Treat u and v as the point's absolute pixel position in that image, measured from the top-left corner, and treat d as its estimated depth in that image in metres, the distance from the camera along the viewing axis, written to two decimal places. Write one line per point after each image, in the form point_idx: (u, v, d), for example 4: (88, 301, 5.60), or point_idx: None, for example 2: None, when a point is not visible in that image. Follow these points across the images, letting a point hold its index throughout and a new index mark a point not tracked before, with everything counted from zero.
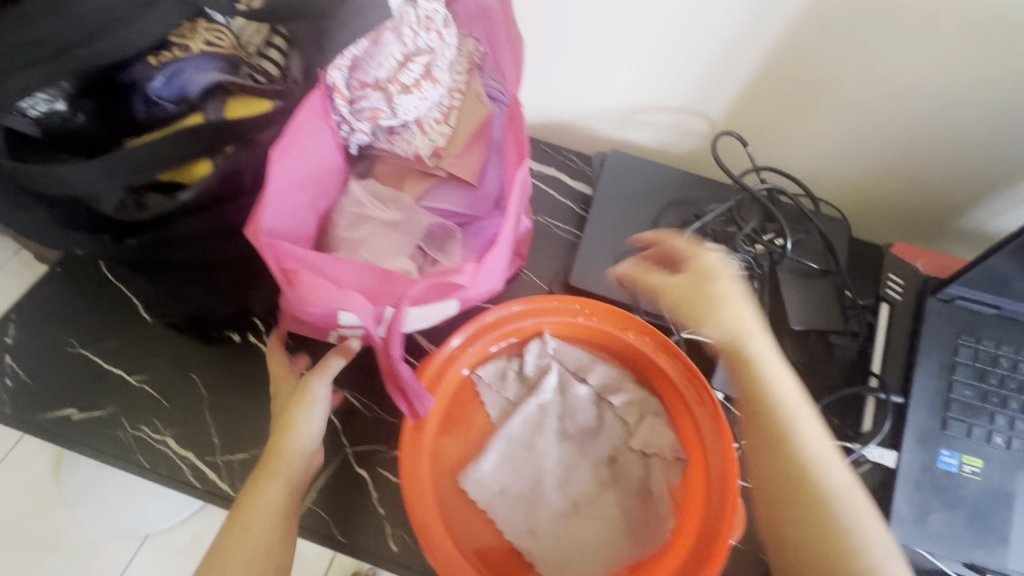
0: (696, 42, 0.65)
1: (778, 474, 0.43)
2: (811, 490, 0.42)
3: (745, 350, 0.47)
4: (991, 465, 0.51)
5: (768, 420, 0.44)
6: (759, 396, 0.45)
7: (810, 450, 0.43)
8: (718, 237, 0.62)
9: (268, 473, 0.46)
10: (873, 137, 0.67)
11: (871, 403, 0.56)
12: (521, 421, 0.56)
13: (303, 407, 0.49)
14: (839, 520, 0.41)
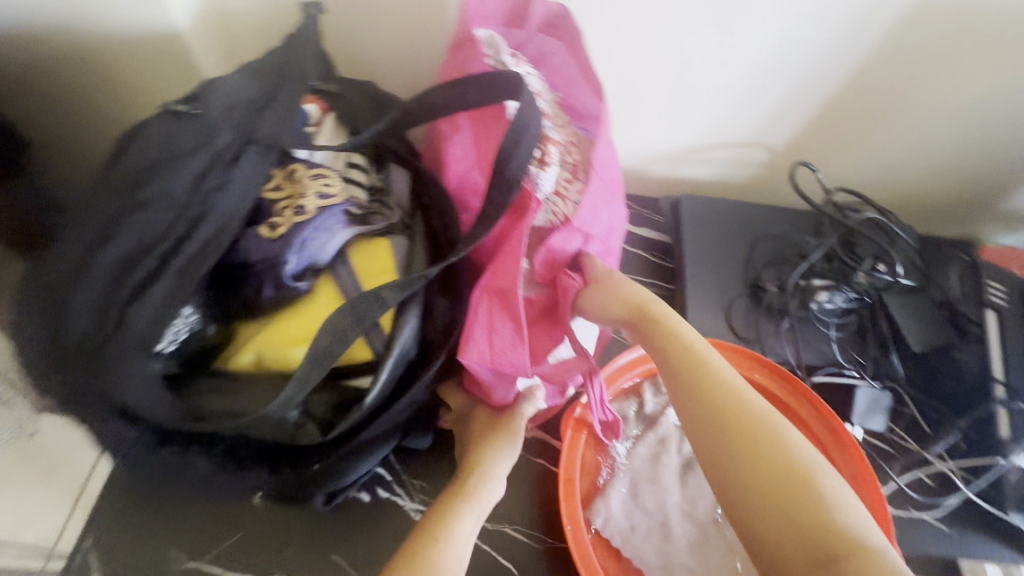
0: (759, 79, 0.63)
1: (758, 465, 0.39)
2: (802, 487, 0.37)
3: (692, 353, 0.46)
4: None
5: (734, 416, 0.41)
6: (721, 391, 0.43)
7: (786, 441, 0.39)
8: (830, 275, 0.63)
9: (468, 498, 0.44)
10: (934, 147, 0.68)
11: (1005, 414, 0.57)
12: (642, 453, 0.57)
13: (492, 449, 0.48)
14: (793, 450, 0.39)
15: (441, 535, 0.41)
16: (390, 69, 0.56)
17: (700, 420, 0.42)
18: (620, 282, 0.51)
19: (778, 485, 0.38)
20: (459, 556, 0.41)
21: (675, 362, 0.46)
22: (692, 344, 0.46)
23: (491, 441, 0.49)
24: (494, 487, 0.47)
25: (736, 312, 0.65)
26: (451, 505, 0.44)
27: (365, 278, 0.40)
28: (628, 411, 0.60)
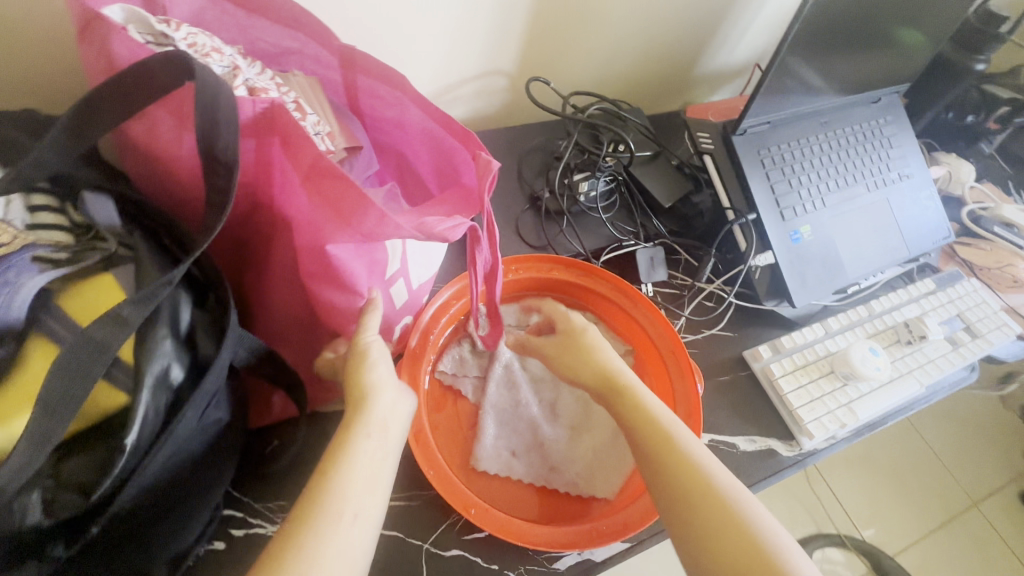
0: (469, 14, 0.66)
1: (706, 524, 0.42)
2: (730, 524, 0.41)
3: (643, 410, 0.49)
4: (816, 224, 0.74)
5: (681, 471, 0.44)
6: (670, 446, 0.46)
7: (722, 485, 0.43)
8: (582, 166, 0.72)
9: (360, 419, 0.42)
10: (628, 36, 0.79)
11: (737, 228, 0.71)
12: (496, 387, 0.60)
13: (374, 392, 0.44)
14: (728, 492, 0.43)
15: (339, 464, 0.40)
16: (59, 86, 0.49)
17: (654, 479, 0.45)
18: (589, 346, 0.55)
19: (722, 531, 0.41)
20: (362, 476, 0.40)
21: (636, 425, 0.48)
22: (643, 408, 0.49)
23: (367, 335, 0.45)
24: (383, 399, 0.44)
25: (525, 225, 0.70)
26: (344, 436, 0.42)
27: (85, 318, 0.35)
28: (464, 354, 0.62)
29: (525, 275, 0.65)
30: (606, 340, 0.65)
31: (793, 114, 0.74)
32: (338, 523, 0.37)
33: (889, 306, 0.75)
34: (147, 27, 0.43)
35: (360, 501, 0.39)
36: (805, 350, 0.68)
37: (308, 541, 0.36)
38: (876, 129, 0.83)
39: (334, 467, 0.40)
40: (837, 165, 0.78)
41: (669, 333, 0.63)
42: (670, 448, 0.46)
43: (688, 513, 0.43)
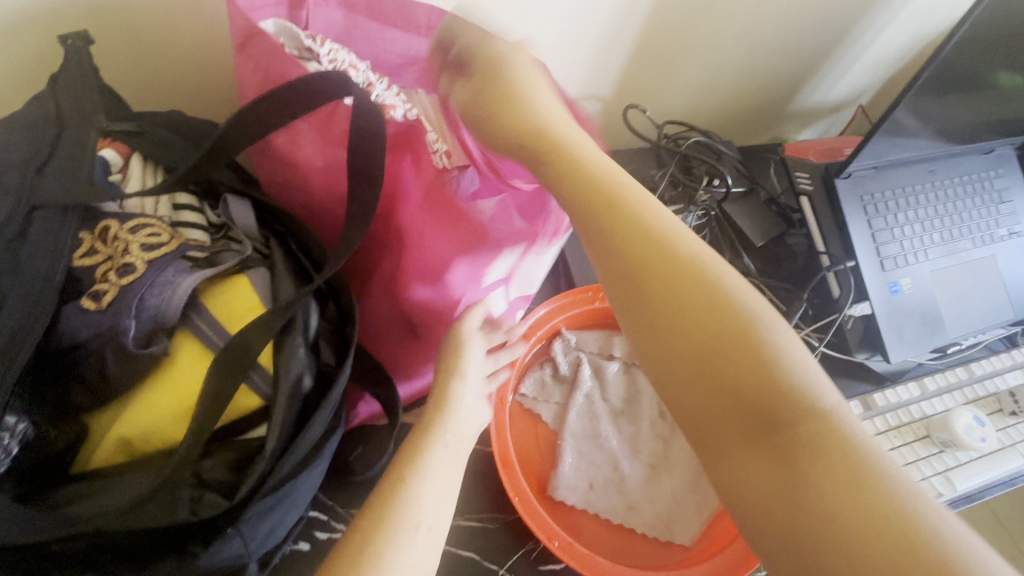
0: (575, 40, 0.67)
1: (688, 340, 0.30)
2: (711, 318, 0.30)
3: (605, 189, 0.34)
4: (917, 277, 0.70)
5: (653, 271, 0.31)
6: (643, 238, 0.32)
7: (700, 274, 0.31)
8: (678, 199, 0.72)
9: (436, 431, 0.43)
10: (727, 69, 0.78)
11: (832, 275, 0.68)
12: (576, 415, 0.59)
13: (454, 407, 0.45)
14: (709, 283, 0.31)
15: (426, 452, 0.41)
16: (199, 87, 0.51)
17: (617, 278, 0.32)
18: (523, 90, 0.43)
19: (699, 331, 0.29)
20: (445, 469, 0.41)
21: (581, 184, 0.35)
22: (601, 178, 0.35)
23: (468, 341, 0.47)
24: (462, 419, 0.45)
25: None
26: (419, 444, 0.42)
27: (231, 323, 0.36)
28: (545, 378, 0.61)
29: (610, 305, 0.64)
30: None
31: (901, 159, 0.71)
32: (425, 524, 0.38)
33: (991, 371, 0.70)
34: (296, 41, 0.46)
35: (433, 514, 0.38)
36: (898, 410, 0.65)
37: (383, 542, 0.35)
38: (986, 181, 0.78)
39: (421, 458, 0.41)
40: (942, 217, 0.74)
41: None
42: (619, 216, 0.33)
43: (654, 305, 0.31)
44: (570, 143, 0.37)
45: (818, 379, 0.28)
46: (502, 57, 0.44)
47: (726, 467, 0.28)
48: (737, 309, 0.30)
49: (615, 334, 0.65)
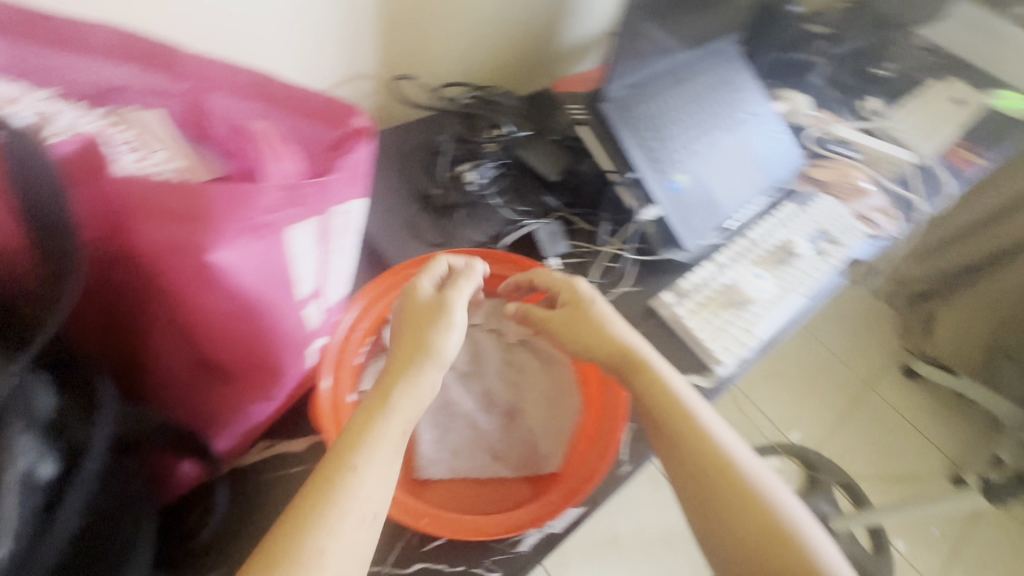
0: (311, 22, 0.64)
1: (700, 474, 0.47)
2: (756, 513, 0.45)
3: (638, 360, 0.53)
4: (688, 172, 0.80)
5: (717, 478, 0.47)
6: (708, 454, 0.48)
7: (752, 484, 0.46)
8: (468, 154, 0.74)
9: (392, 404, 0.45)
10: (482, 20, 0.79)
11: (623, 189, 0.75)
12: None
13: (425, 359, 0.48)
14: (757, 491, 0.46)
15: (356, 463, 0.41)
16: None
17: (686, 484, 0.48)
18: (591, 308, 0.56)
19: (749, 527, 0.44)
20: (382, 471, 0.42)
21: (659, 408, 0.51)
22: (675, 398, 0.51)
23: (425, 328, 0.50)
24: (428, 381, 0.47)
25: (420, 225, 0.69)
26: (382, 406, 0.45)
27: None
28: (386, 367, 0.60)
29: None
30: None
31: (646, 76, 0.80)
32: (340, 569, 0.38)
33: (765, 232, 0.83)
34: None
35: (371, 493, 0.41)
36: (699, 289, 0.74)
37: (319, 525, 0.38)
38: (722, 76, 0.91)
39: (376, 432, 0.43)
40: (697, 115, 0.84)
41: None
42: (696, 438, 0.49)
43: (716, 498, 0.46)
44: (635, 348, 0.54)
45: (798, 515, 0.45)
46: (564, 293, 0.58)
47: None
48: (779, 513, 0.45)
49: None
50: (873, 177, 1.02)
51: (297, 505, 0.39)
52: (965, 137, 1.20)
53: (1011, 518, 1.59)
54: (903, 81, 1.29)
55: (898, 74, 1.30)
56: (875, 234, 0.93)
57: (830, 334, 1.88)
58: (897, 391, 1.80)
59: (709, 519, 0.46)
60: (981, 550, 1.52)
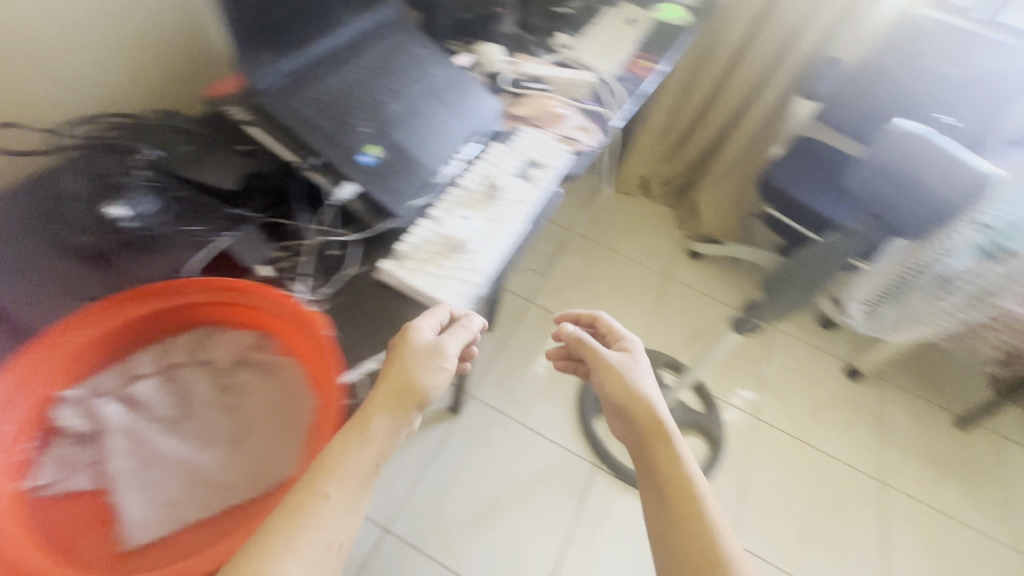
0: None
1: (672, 509, 0.69)
2: (704, 534, 0.66)
3: (656, 423, 0.76)
4: (379, 142, 0.82)
5: (686, 511, 0.68)
6: (683, 496, 0.69)
7: (710, 520, 0.67)
8: (115, 190, 0.67)
9: (360, 436, 0.52)
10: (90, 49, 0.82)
11: (312, 172, 0.75)
12: (120, 456, 0.53)
13: (404, 389, 0.56)
14: (714, 527, 0.66)
15: (326, 495, 0.48)
16: None
17: (662, 511, 0.69)
18: (620, 367, 0.82)
19: (695, 545, 0.65)
20: (343, 507, 0.49)
21: (651, 453, 0.74)
22: (670, 456, 0.73)
23: (416, 367, 0.58)
24: (411, 410, 0.56)
25: (74, 279, 0.63)
26: (363, 431, 0.53)
27: None
28: (68, 447, 0.53)
29: (95, 329, 0.56)
30: (231, 344, 0.62)
31: (304, 65, 0.81)
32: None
33: (475, 175, 0.89)
34: None
35: (335, 528, 0.48)
36: (418, 248, 0.76)
37: (279, 555, 0.45)
38: (393, 49, 0.96)
39: (346, 460, 0.51)
40: (376, 90, 0.88)
41: (274, 298, 0.62)
42: (679, 482, 0.70)
43: (681, 526, 0.67)
44: (655, 413, 0.76)
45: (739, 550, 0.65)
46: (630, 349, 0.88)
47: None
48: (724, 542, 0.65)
49: (134, 354, 0.60)
50: (571, 103, 1.14)
51: (264, 529, 0.46)
52: (642, 48, 1.42)
53: (792, 338, 1.97)
54: (586, 14, 1.49)
55: (579, 9, 1.50)
56: (580, 151, 1.04)
57: (626, 245, 2.17)
58: (690, 273, 2.11)
59: (670, 540, 0.67)
60: (778, 371, 1.88)
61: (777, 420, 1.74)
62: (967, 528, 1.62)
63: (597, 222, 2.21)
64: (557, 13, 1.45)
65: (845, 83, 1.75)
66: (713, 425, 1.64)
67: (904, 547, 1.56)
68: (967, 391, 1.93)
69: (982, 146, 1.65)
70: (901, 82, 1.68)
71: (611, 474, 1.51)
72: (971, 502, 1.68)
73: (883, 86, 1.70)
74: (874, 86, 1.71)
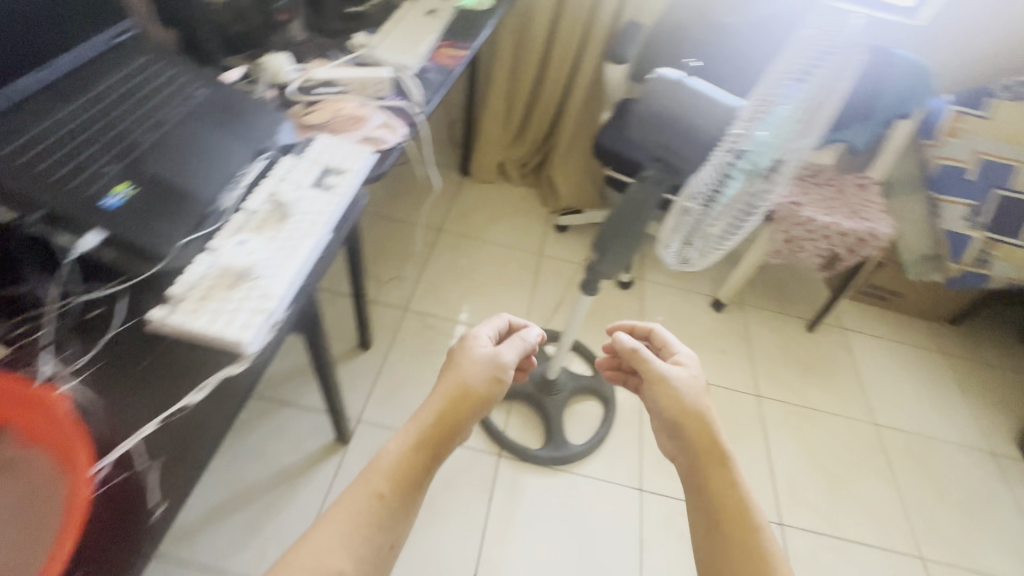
0: None
1: (723, 526, 0.75)
2: (749, 554, 0.72)
3: (720, 451, 0.82)
4: (130, 180, 0.73)
5: (736, 530, 0.74)
6: (734, 514, 0.76)
7: (759, 542, 0.73)
8: None
9: (423, 434, 0.76)
10: None
11: (44, 229, 0.66)
12: None
13: (471, 396, 0.82)
14: (765, 549, 0.73)
15: (383, 482, 0.71)
16: None
17: (710, 521, 0.77)
18: (677, 387, 0.91)
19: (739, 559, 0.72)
20: (396, 489, 0.71)
21: (711, 472, 0.80)
22: (735, 480, 0.79)
23: (469, 378, 0.84)
24: (475, 413, 0.82)
25: None
26: (427, 425, 0.77)
27: None
28: None
29: None
30: None
31: (9, 112, 0.70)
32: (382, 553, 0.68)
33: (261, 195, 0.83)
34: None
35: (386, 503, 0.70)
36: (195, 285, 0.69)
37: (347, 512, 0.68)
38: (137, 78, 0.86)
39: (409, 448, 0.75)
40: (120, 125, 0.79)
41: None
42: (737, 501, 0.77)
43: (732, 542, 0.74)
44: (715, 438, 0.83)
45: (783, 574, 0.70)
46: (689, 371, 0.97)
47: None
48: (770, 562, 0.71)
49: None
50: (367, 101, 1.10)
51: (341, 496, 0.70)
52: (447, 36, 1.42)
53: (661, 286, 2.12)
54: (383, 11, 1.46)
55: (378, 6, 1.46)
56: (382, 150, 1.01)
57: (496, 232, 2.19)
58: (560, 246, 2.18)
59: (718, 552, 0.74)
60: (654, 319, 2.00)
61: None
62: (831, 415, 1.84)
63: (463, 216, 2.21)
64: (352, 12, 1.39)
65: (650, 44, 1.89)
66: (602, 384, 1.70)
67: (784, 447, 1.73)
68: (811, 298, 2.19)
69: None
70: (694, 36, 1.85)
71: (514, 457, 1.52)
72: (830, 392, 1.90)
73: (681, 42, 1.85)
74: (674, 43, 1.87)
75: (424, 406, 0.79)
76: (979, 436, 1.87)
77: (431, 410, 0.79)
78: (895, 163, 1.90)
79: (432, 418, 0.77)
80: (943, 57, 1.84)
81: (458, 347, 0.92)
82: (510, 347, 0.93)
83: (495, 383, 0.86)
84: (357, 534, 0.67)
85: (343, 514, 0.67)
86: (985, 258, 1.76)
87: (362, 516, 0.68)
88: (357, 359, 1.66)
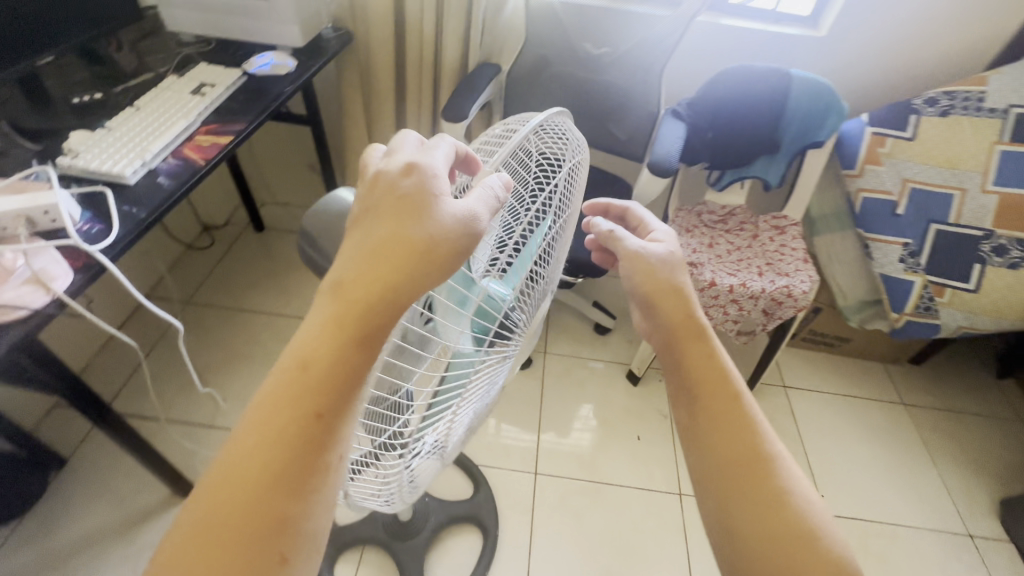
0: None
1: (714, 422, 0.51)
2: (754, 460, 0.50)
3: (699, 331, 0.54)
4: None
5: (732, 429, 0.51)
6: (726, 408, 0.52)
7: (760, 436, 0.51)
8: None
9: (348, 332, 0.42)
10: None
11: None
12: None
13: (429, 254, 0.44)
14: (763, 442, 0.51)
15: (280, 416, 0.40)
16: None
17: (695, 421, 0.52)
18: (666, 263, 0.55)
19: (744, 466, 0.50)
20: (302, 430, 0.41)
21: (692, 363, 0.53)
22: (719, 362, 0.54)
23: (424, 227, 0.45)
24: (444, 268, 0.44)
25: None
26: (351, 319, 0.42)
27: None
28: None
29: None
30: None
31: None
32: (285, 491, 0.40)
33: None
34: None
35: (293, 439, 0.40)
36: None
37: (230, 468, 0.40)
38: None
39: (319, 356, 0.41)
40: None
41: None
42: (727, 385, 0.53)
43: (724, 444, 0.51)
44: (696, 314, 0.55)
45: (786, 466, 0.51)
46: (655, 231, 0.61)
47: (732, 527, 0.48)
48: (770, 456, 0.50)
49: None
50: (22, 242, 0.79)
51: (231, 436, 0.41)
52: (213, 118, 1.14)
53: (568, 359, 1.81)
54: (136, 92, 1.18)
55: (133, 86, 1.19)
56: (9, 322, 0.72)
57: None
58: None
59: (708, 457, 0.51)
60: (557, 403, 1.69)
61: (561, 467, 1.53)
62: None
63: None
64: (84, 102, 1.12)
65: (515, 87, 1.61)
66: (480, 510, 1.37)
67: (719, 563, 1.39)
68: (747, 353, 1.89)
69: (656, 118, 1.58)
70: (563, 74, 1.57)
71: None
72: None
73: (546, 81, 1.58)
74: (539, 83, 1.60)
75: (352, 276, 0.43)
76: (953, 513, 1.55)
77: (366, 279, 0.43)
78: (812, 196, 1.62)
79: (369, 301, 0.42)
80: (855, 68, 1.57)
81: (384, 171, 0.48)
82: (483, 188, 0.47)
83: (462, 239, 0.45)
84: (242, 475, 0.39)
85: (252, 459, 0.40)
86: (929, 305, 1.44)
87: (245, 470, 0.39)
88: (176, 507, 1.35)
